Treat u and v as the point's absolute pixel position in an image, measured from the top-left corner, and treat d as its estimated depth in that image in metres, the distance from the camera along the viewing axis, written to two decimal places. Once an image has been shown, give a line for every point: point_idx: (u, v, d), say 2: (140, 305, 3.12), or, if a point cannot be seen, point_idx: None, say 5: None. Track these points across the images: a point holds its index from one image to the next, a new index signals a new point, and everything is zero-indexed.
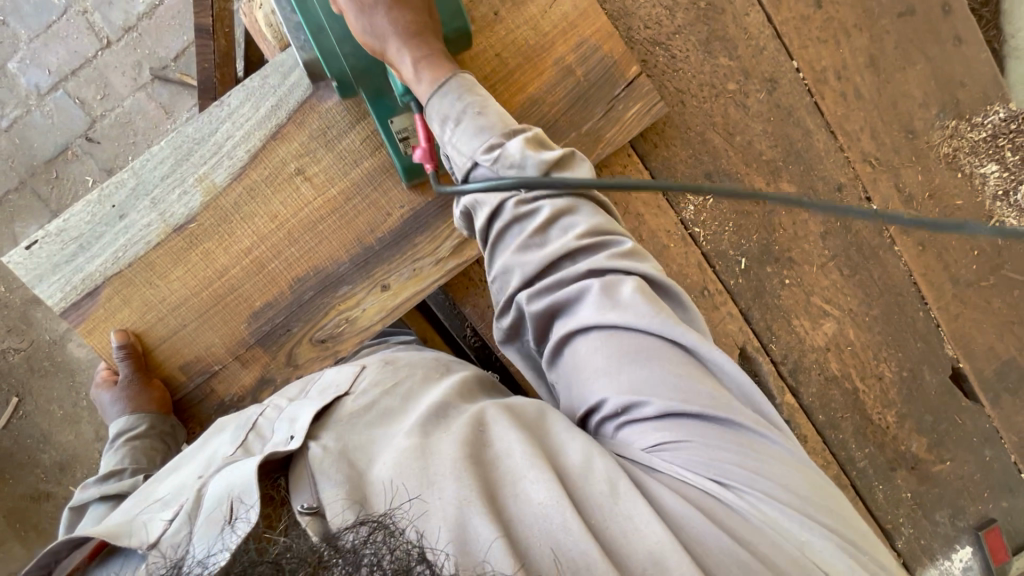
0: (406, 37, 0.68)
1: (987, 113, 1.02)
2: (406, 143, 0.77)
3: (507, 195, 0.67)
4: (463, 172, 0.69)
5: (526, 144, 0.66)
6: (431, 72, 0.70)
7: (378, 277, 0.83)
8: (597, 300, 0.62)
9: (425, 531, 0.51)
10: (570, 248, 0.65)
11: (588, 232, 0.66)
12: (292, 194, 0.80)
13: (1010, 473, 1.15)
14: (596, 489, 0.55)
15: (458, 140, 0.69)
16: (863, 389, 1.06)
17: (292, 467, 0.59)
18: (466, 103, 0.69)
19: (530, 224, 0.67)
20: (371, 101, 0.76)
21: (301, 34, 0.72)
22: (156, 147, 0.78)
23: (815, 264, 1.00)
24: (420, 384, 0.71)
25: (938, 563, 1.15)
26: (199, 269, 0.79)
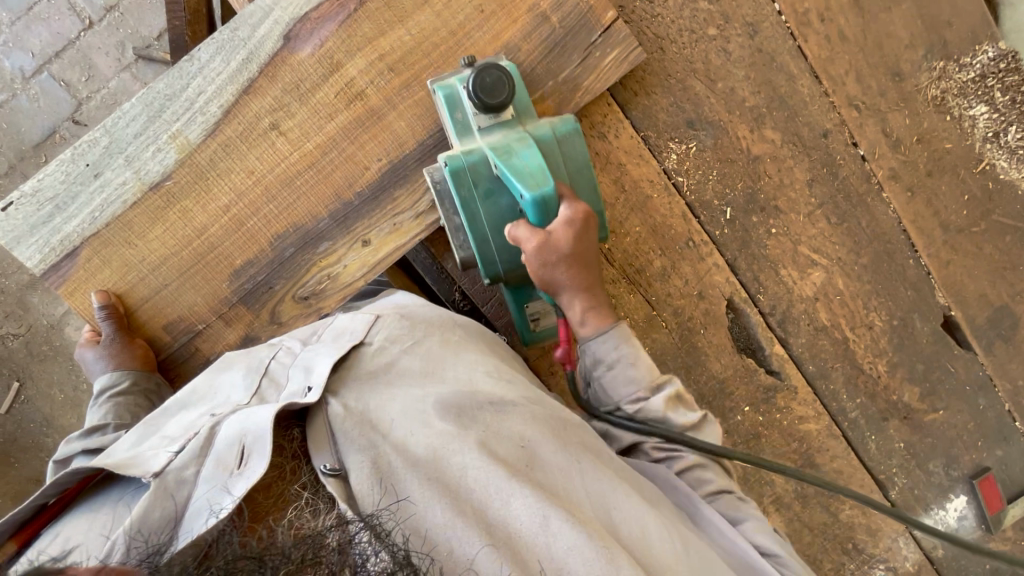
0: (577, 291, 0.73)
1: (975, 53, 1.00)
2: (538, 324, 0.84)
3: (646, 441, 0.76)
4: (605, 407, 0.77)
5: (670, 403, 0.73)
6: (594, 320, 0.75)
7: (358, 233, 0.83)
8: (727, 499, 0.73)
9: (411, 534, 0.56)
10: (703, 495, 0.74)
11: (719, 490, 0.74)
12: (266, 150, 0.79)
13: (1004, 421, 1.15)
14: (660, 552, 0.61)
15: (607, 383, 0.75)
16: (854, 339, 1.05)
17: (310, 419, 0.64)
18: (622, 352, 0.74)
19: (666, 469, 0.75)
20: (511, 289, 0.82)
21: (461, 233, 0.76)
22: (127, 105, 0.77)
23: (802, 212, 0.99)
24: (439, 345, 0.74)
25: (932, 513, 1.15)
26: (177, 228, 0.79)
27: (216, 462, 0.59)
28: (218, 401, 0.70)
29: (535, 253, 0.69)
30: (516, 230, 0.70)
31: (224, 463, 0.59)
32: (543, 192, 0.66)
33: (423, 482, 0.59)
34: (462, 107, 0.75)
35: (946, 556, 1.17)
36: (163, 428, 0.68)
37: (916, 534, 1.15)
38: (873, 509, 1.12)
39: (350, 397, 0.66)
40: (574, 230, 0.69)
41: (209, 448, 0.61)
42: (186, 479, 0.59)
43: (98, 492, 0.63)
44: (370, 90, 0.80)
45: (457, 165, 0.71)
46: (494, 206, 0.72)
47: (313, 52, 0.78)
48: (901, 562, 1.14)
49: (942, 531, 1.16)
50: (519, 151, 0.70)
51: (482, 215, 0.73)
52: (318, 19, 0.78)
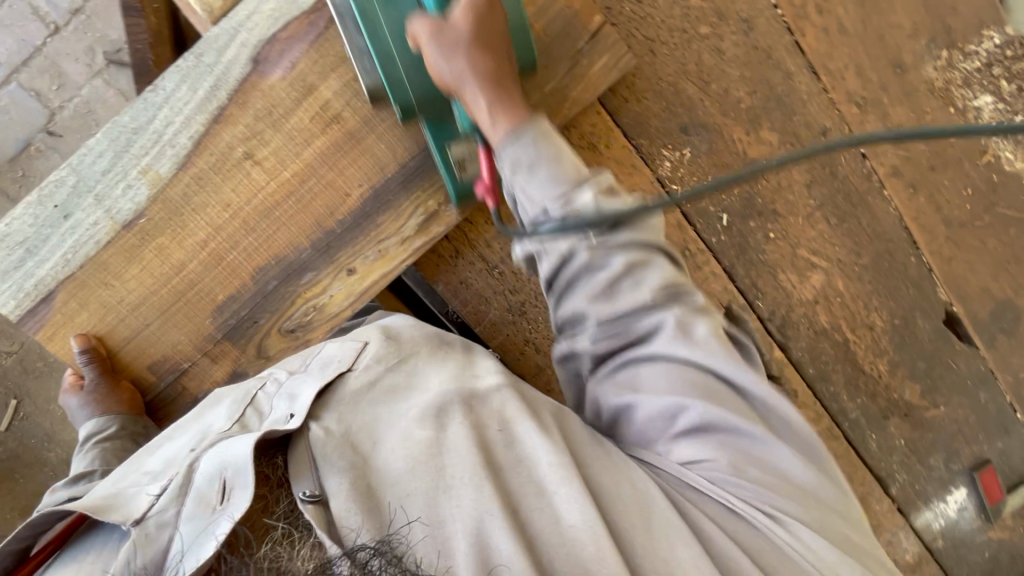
0: (483, 87, 0.66)
1: (981, 40, 0.96)
2: (463, 171, 0.76)
3: (580, 241, 0.65)
4: (533, 220, 0.66)
5: (599, 195, 0.64)
6: (506, 118, 0.67)
7: (342, 261, 0.80)
8: (673, 337, 0.64)
9: (424, 557, 0.52)
10: (644, 305, 0.65)
11: (662, 289, 0.65)
12: (242, 181, 0.76)
13: (1005, 413, 1.14)
14: (628, 517, 0.58)
15: (529, 188, 0.65)
16: (854, 340, 1.04)
17: (292, 447, 0.60)
18: (540, 151, 0.65)
19: (602, 275, 0.65)
20: (431, 126, 0.74)
21: (365, 57, 0.70)
22: (92, 140, 0.73)
23: (801, 215, 0.96)
24: (425, 362, 0.70)
25: (932, 506, 1.16)
26: (155, 266, 0.76)
27: (197, 499, 0.56)
28: (201, 434, 0.68)
29: (430, 39, 0.65)
30: (412, 25, 0.66)
31: (206, 499, 0.56)
32: None
33: (409, 492, 0.55)
34: None
35: (946, 546, 1.18)
36: (145, 462, 0.68)
37: (917, 526, 1.16)
38: (874, 506, 1.12)
39: (332, 420, 0.62)
40: (473, 9, 0.65)
41: (190, 486, 0.58)
42: (168, 522, 0.56)
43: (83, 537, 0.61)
44: (347, 113, 0.76)
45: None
46: (396, 12, 0.69)
47: (284, 75, 0.74)
48: (901, 554, 1.15)
49: (942, 522, 1.17)
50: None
51: (382, 24, 0.68)
52: (288, 40, 0.74)
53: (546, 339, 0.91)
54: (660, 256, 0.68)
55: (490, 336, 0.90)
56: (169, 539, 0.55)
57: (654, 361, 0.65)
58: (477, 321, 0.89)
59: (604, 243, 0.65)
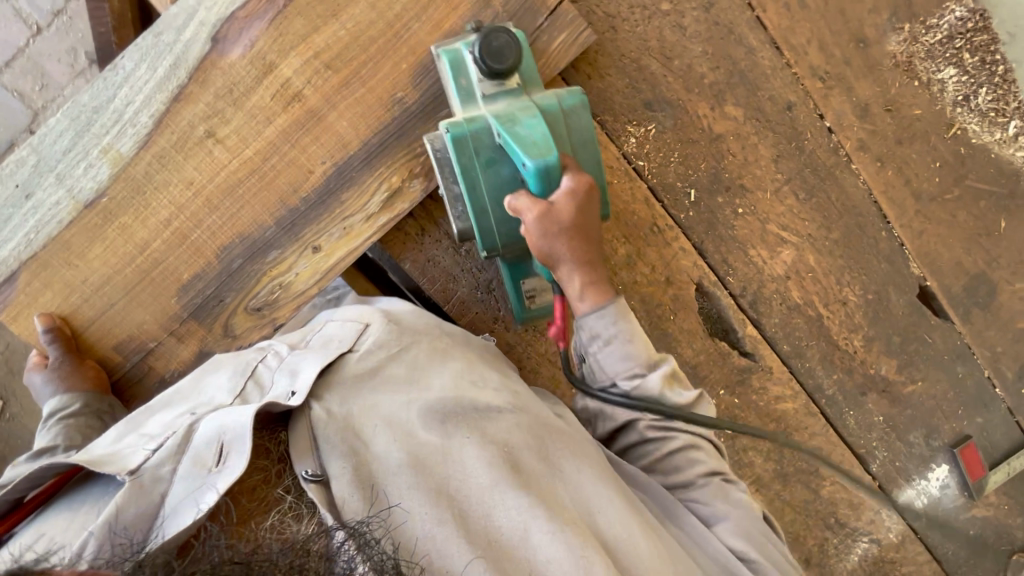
0: (578, 266, 0.67)
1: (942, 14, 0.97)
2: (534, 301, 0.82)
3: (641, 418, 0.70)
4: (599, 385, 0.71)
5: (666, 381, 0.69)
6: (594, 295, 0.68)
7: (307, 239, 0.81)
8: (715, 486, 0.69)
9: (402, 543, 0.54)
10: (693, 478, 0.70)
11: (712, 472, 0.70)
12: (204, 159, 0.76)
13: (984, 389, 1.14)
14: (639, 562, 0.59)
15: (602, 359, 0.70)
16: (827, 316, 1.04)
17: (292, 423, 0.60)
18: (619, 329, 0.68)
19: (659, 446, 0.71)
20: (508, 266, 0.79)
21: (459, 204, 0.72)
22: (53, 121, 0.74)
23: (769, 190, 0.97)
24: (426, 355, 0.70)
25: (914, 484, 1.15)
26: (118, 245, 0.76)
27: (193, 458, 0.56)
28: (200, 401, 0.68)
29: (535, 222, 0.65)
30: (516, 199, 0.66)
31: (202, 460, 0.56)
32: (546, 160, 0.64)
33: (407, 489, 0.56)
34: (466, 74, 0.73)
35: (930, 525, 1.17)
36: (143, 424, 0.67)
37: (899, 504, 1.15)
38: (854, 484, 1.12)
39: (333, 400, 0.62)
40: (576, 201, 0.65)
41: (189, 444, 0.58)
42: (163, 477, 0.56)
43: (75, 490, 0.60)
44: (308, 90, 0.77)
45: (458, 132, 0.69)
46: (495, 175, 0.70)
47: (243, 53, 0.75)
48: (884, 533, 1.15)
49: (924, 500, 1.16)
50: (523, 121, 0.68)
51: (480, 183, 0.70)
52: (246, 18, 0.74)
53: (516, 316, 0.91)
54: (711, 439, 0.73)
55: (460, 315, 0.90)
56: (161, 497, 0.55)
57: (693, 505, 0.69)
58: (446, 299, 0.89)
59: (663, 424, 0.70)
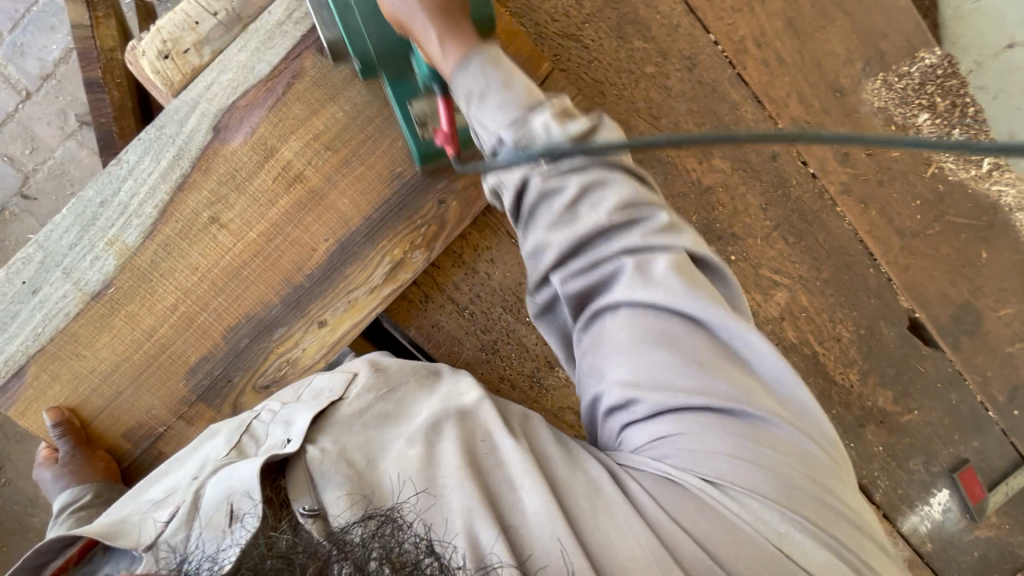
0: (432, 18, 0.59)
1: (913, 61, 1.01)
2: (426, 128, 0.74)
3: (533, 169, 0.58)
4: (488, 151, 0.59)
5: (552, 118, 0.56)
6: (452, 41, 0.59)
7: (312, 314, 0.82)
8: (630, 283, 0.56)
9: (432, 523, 0.51)
10: (602, 222, 0.58)
11: (621, 205, 0.58)
12: (209, 244, 0.77)
13: (978, 413, 1.17)
14: (582, 491, 0.55)
15: (483, 117, 0.58)
16: (823, 353, 1.06)
17: (290, 469, 0.56)
18: (490, 73, 0.58)
19: (559, 199, 0.58)
20: (392, 84, 0.73)
21: (325, 10, 0.70)
22: (59, 217, 0.75)
23: (758, 236, 1.00)
24: (415, 390, 0.66)
25: (917, 510, 1.17)
26: (125, 333, 0.77)
27: (204, 522, 0.55)
28: (200, 463, 0.66)
29: None
30: None
31: (211, 523, 0.54)
32: None
33: (410, 488, 0.54)
34: None
35: (935, 549, 1.19)
36: (145, 494, 0.65)
37: (904, 531, 1.17)
38: None
39: (328, 440, 0.58)
40: None
41: (197, 511, 0.56)
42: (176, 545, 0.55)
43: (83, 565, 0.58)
44: (309, 171, 0.79)
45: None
46: None
47: (244, 141, 0.77)
48: None
49: (928, 525, 1.18)
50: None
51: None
52: (246, 107, 0.76)
53: (520, 375, 0.92)
54: (619, 171, 0.60)
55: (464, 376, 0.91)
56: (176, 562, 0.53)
57: (616, 313, 0.58)
58: (451, 362, 0.90)
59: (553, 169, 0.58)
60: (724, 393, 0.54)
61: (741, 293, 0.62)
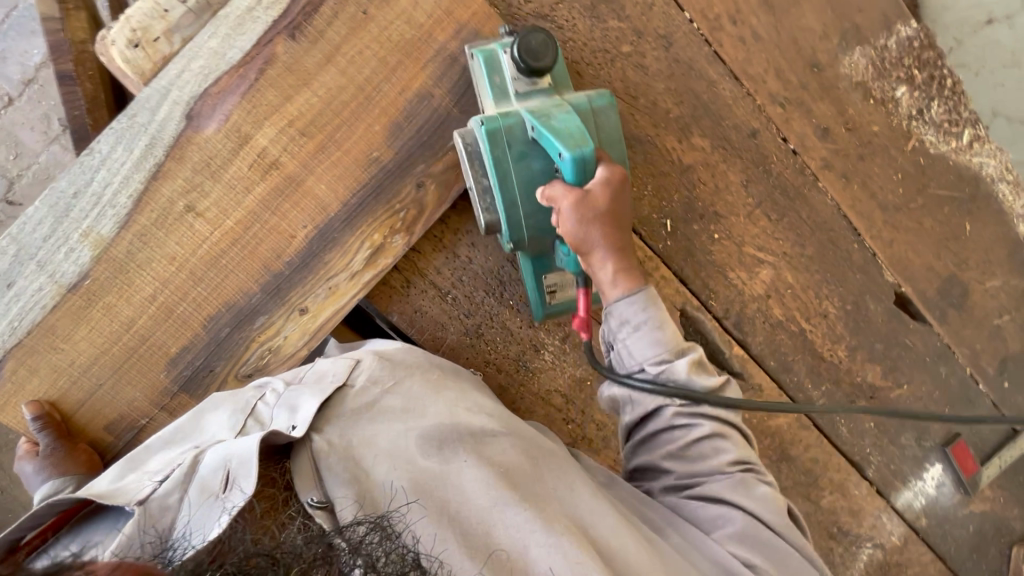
0: (611, 254, 0.69)
1: (889, 34, 1.01)
2: (553, 296, 0.84)
3: (669, 403, 0.68)
4: (625, 370, 0.71)
5: (693, 367, 0.69)
6: (622, 278, 0.70)
7: (293, 302, 0.81)
8: (735, 480, 0.67)
9: (422, 536, 0.57)
10: (718, 468, 0.67)
11: (736, 461, 0.68)
12: (186, 234, 0.77)
13: (968, 386, 1.16)
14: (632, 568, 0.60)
15: (630, 346, 0.70)
16: (811, 330, 1.06)
17: (295, 452, 0.60)
18: (649, 315, 0.69)
19: (683, 434, 0.69)
20: (530, 258, 0.81)
21: (488, 195, 0.75)
22: (31, 209, 0.74)
23: (741, 214, 0.99)
24: (420, 385, 0.69)
25: (911, 485, 1.17)
26: (103, 325, 0.76)
27: (201, 486, 0.56)
28: (203, 438, 0.67)
29: (572, 208, 0.66)
30: (552, 190, 0.68)
31: (210, 489, 0.56)
32: (582, 151, 0.65)
33: (415, 502, 0.58)
34: (499, 70, 0.75)
35: (930, 524, 1.19)
36: (145, 464, 0.66)
37: (898, 507, 1.17)
38: (853, 491, 1.14)
39: (333, 431, 0.61)
40: (611, 189, 0.67)
41: (194, 473, 0.58)
42: (171, 505, 0.56)
43: (83, 524, 0.60)
44: (284, 158, 0.78)
45: (492, 126, 0.71)
46: (526, 168, 0.72)
47: (218, 128, 0.76)
48: (887, 537, 1.17)
49: (922, 501, 1.18)
50: (561, 119, 0.69)
51: (512, 176, 0.72)
52: (219, 94, 0.76)
53: (506, 359, 0.92)
54: (736, 431, 0.71)
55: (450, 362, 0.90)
56: (172, 522, 0.55)
57: (713, 501, 0.67)
58: (436, 347, 0.90)
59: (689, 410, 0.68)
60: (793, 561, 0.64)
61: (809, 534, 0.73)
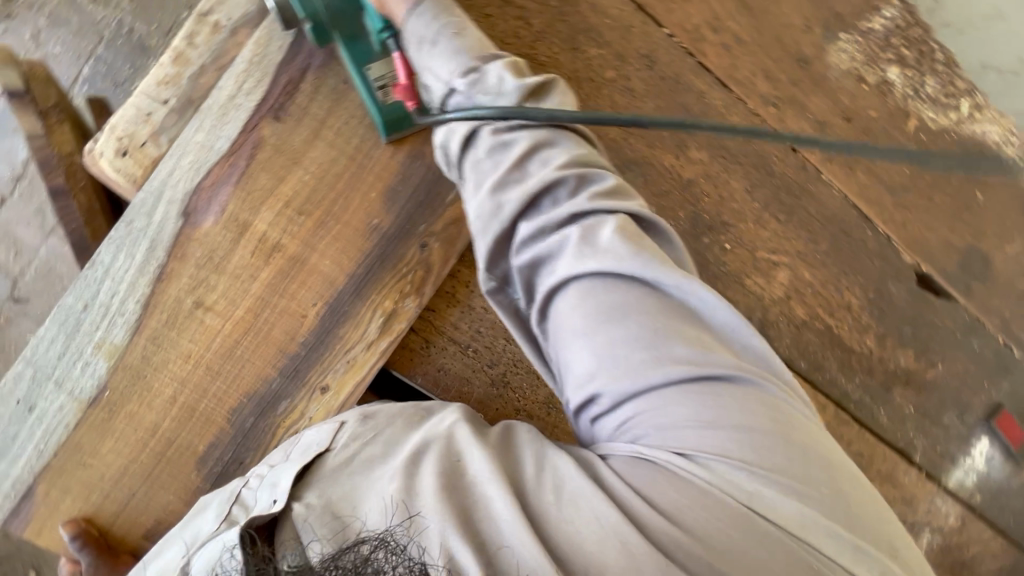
0: None
1: (872, 17, 1.00)
2: (385, 90, 0.74)
3: (486, 121, 0.65)
4: (442, 96, 0.67)
5: (503, 66, 0.65)
6: None
7: (314, 381, 0.80)
8: (576, 249, 0.58)
9: (429, 546, 0.50)
10: (549, 175, 0.61)
11: (567, 164, 0.62)
12: (198, 329, 0.76)
13: (1004, 355, 1.13)
14: (540, 488, 0.53)
15: (434, 64, 0.67)
16: (836, 324, 1.04)
17: (280, 530, 0.57)
18: (443, 26, 0.67)
19: (509, 158, 0.63)
20: (346, 47, 0.74)
21: None
22: (42, 330, 0.74)
23: (750, 219, 0.98)
24: (397, 425, 0.62)
25: (960, 464, 1.14)
26: (128, 434, 0.76)
27: None
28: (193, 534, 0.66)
29: None
30: None
31: None
32: None
33: (388, 516, 0.53)
34: None
35: (985, 500, 1.16)
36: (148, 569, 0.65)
37: (951, 488, 1.14)
38: (903, 479, 1.11)
39: (313, 494, 0.58)
40: None
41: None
42: None
43: None
44: (285, 239, 0.78)
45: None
46: None
47: (216, 220, 0.75)
48: (943, 520, 1.14)
49: (974, 478, 1.15)
50: None
51: None
52: (213, 186, 0.75)
53: (536, 403, 0.90)
54: (564, 134, 0.65)
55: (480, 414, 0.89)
56: None
57: (566, 288, 0.59)
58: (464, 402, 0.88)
59: (508, 122, 0.64)
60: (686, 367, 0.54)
61: (681, 249, 0.63)
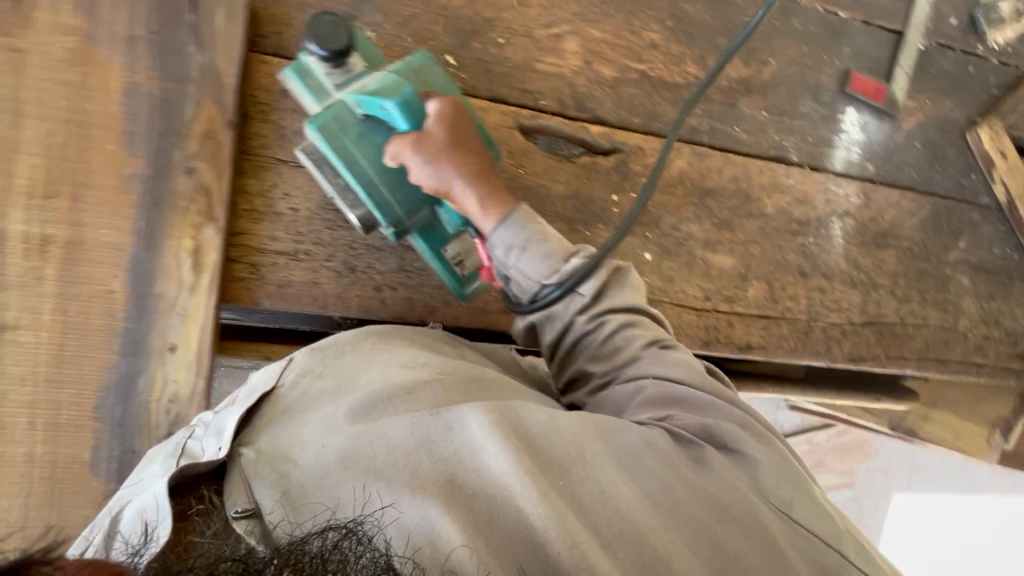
0: (469, 184, 0.75)
1: None
2: (463, 265, 0.85)
3: (575, 309, 0.78)
4: (529, 295, 0.78)
5: (585, 263, 0.77)
6: (493, 208, 0.76)
7: (159, 347, 0.79)
8: (649, 358, 0.77)
9: (397, 535, 0.49)
10: (637, 353, 0.78)
11: (648, 343, 0.79)
12: (17, 350, 0.75)
13: (828, 22, 1.12)
14: (568, 452, 0.56)
15: (523, 267, 0.76)
16: (650, 67, 1.02)
17: (226, 474, 0.57)
18: (527, 234, 0.76)
19: (598, 338, 0.79)
20: (423, 236, 0.84)
21: (350, 190, 0.78)
22: None
23: (511, 5, 0.94)
24: (354, 358, 0.69)
25: (838, 143, 1.13)
26: (9, 474, 0.76)
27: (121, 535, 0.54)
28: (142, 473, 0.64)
29: (414, 153, 0.72)
30: (392, 148, 0.73)
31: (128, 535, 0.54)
32: (403, 94, 0.71)
33: (353, 480, 0.53)
34: (311, 73, 0.75)
35: (878, 166, 1.16)
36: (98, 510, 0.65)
37: (840, 171, 1.14)
38: (789, 182, 1.10)
39: (261, 441, 0.59)
40: (444, 121, 0.74)
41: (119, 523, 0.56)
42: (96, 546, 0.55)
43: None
44: (49, 228, 0.75)
45: (320, 121, 0.73)
46: (370, 145, 0.75)
47: None
48: (847, 202, 1.14)
49: (858, 150, 1.15)
50: (372, 82, 0.73)
51: (359, 157, 0.75)
52: None
53: (391, 274, 0.89)
54: (641, 317, 0.82)
55: (344, 308, 0.87)
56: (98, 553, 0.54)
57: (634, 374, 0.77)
58: (323, 304, 0.86)
59: (596, 312, 0.79)
60: (713, 405, 0.71)
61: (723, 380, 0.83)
